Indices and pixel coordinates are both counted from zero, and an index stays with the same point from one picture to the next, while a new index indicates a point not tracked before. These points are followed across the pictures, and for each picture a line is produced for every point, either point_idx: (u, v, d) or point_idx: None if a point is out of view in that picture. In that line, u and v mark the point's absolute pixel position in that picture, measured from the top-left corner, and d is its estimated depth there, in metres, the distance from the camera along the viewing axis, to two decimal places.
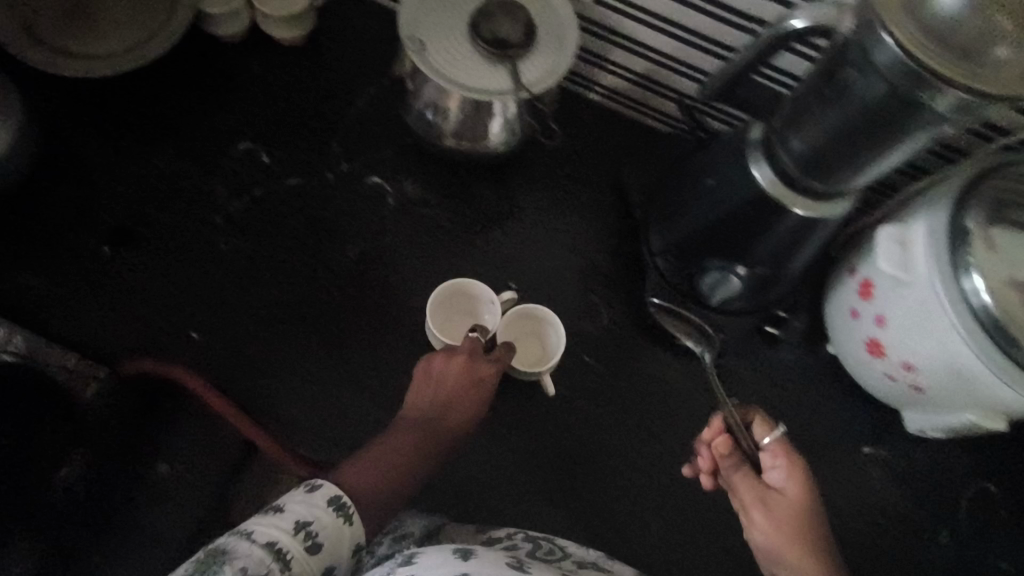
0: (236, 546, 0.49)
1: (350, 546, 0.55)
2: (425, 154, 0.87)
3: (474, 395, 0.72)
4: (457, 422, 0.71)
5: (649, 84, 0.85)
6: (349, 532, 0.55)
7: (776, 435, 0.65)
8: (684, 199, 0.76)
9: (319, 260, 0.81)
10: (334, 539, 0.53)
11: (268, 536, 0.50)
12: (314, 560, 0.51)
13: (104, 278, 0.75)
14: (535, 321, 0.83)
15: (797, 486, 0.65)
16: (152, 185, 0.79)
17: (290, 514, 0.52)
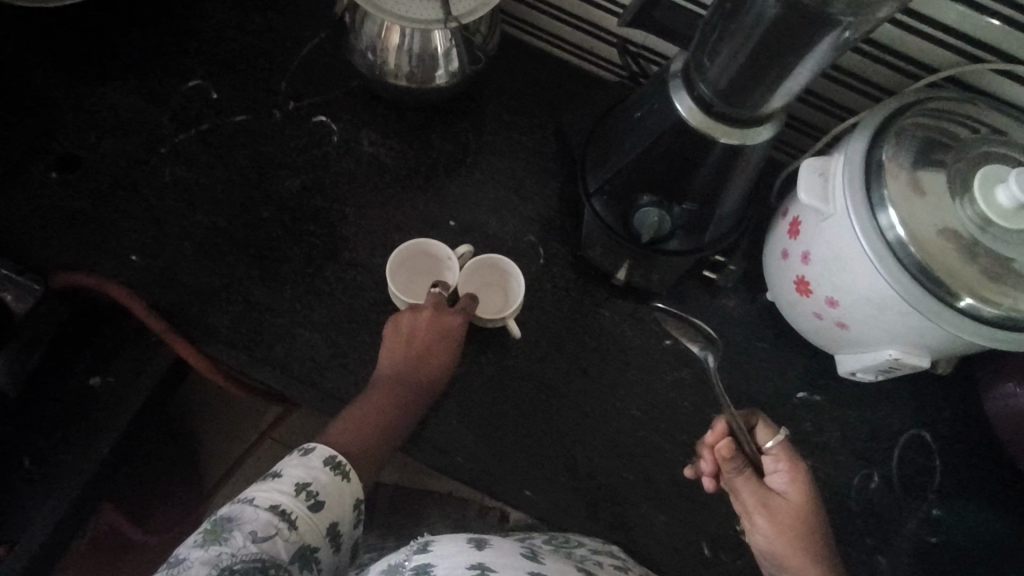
0: (241, 513, 0.59)
1: (351, 499, 0.65)
2: (373, 95, 0.89)
3: (444, 350, 0.75)
4: (431, 378, 0.75)
5: (589, 28, 0.88)
6: (348, 488, 0.65)
7: (779, 439, 0.68)
8: (621, 138, 0.77)
9: (261, 192, 0.83)
10: (336, 497, 0.63)
11: (271, 500, 0.60)
12: (318, 515, 0.61)
13: (48, 200, 0.79)
14: (494, 272, 0.84)
15: (800, 490, 0.66)
16: (104, 119, 0.83)
17: (289, 479, 0.62)
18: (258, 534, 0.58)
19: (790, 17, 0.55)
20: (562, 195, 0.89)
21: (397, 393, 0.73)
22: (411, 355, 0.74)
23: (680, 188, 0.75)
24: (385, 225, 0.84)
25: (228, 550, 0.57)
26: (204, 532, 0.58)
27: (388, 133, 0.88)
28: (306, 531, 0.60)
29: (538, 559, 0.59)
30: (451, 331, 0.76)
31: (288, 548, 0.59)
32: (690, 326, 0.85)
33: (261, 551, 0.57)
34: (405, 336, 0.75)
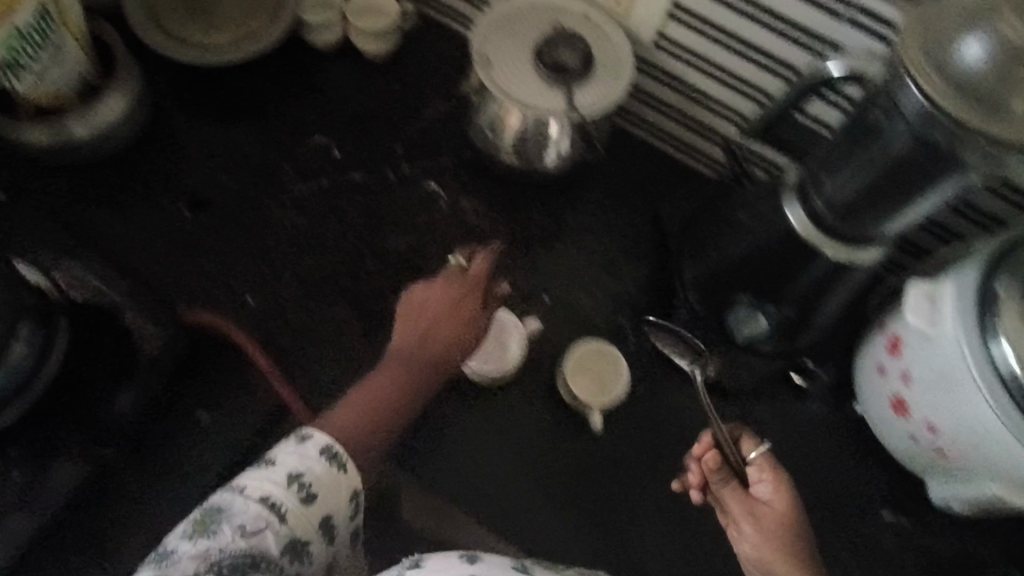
0: (231, 503, 0.59)
1: (348, 493, 0.63)
2: (480, 166, 0.93)
3: (466, 317, 0.76)
4: (448, 358, 0.76)
5: (694, 126, 0.91)
6: (346, 481, 0.63)
7: (762, 450, 0.70)
8: (724, 236, 0.79)
9: (369, 248, 0.88)
10: (330, 491, 0.61)
11: (262, 491, 0.59)
12: (310, 509, 0.60)
13: (183, 236, 0.86)
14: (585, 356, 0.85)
15: (783, 497, 0.69)
16: (237, 166, 0.90)
17: (282, 469, 0.61)
18: (247, 528, 0.57)
19: (919, 151, 0.57)
20: (652, 280, 0.91)
21: (411, 374, 0.74)
22: (431, 322, 0.75)
23: (776, 289, 0.75)
24: None
25: (217, 545, 0.56)
26: (195, 523, 0.58)
27: (492, 203, 0.92)
28: (297, 524, 0.59)
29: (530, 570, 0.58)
30: (468, 306, 0.77)
31: (277, 541, 0.58)
32: (686, 346, 0.84)
33: (251, 547, 0.57)
34: (421, 307, 0.76)
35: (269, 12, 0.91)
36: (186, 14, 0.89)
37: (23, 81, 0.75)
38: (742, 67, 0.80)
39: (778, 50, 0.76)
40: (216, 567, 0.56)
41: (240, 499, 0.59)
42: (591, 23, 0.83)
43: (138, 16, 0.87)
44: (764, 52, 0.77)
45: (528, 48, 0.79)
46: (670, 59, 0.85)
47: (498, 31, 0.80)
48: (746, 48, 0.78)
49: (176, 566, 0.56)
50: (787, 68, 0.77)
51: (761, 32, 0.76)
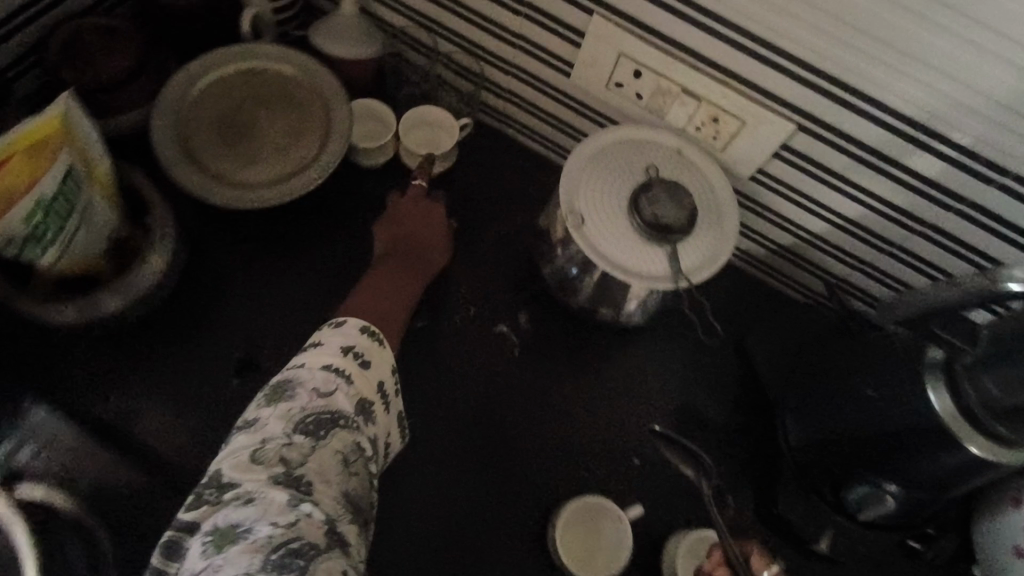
0: (299, 374, 0.59)
1: (391, 363, 0.65)
2: (552, 303, 0.85)
3: (435, 226, 0.80)
4: (429, 263, 0.78)
5: (792, 257, 0.84)
6: (382, 351, 0.64)
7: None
8: (843, 408, 0.71)
9: (440, 413, 0.79)
10: (378, 358, 0.63)
11: (323, 360, 0.60)
12: (369, 373, 0.62)
13: (228, 408, 0.75)
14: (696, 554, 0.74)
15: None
16: (289, 317, 0.80)
17: (333, 344, 0.62)
18: (321, 389, 0.58)
19: None
20: (744, 430, 0.83)
21: (398, 279, 0.75)
22: (405, 224, 0.79)
23: (914, 474, 0.66)
24: (560, 450, 0.80)
25: (299, 405, 0.56)
26: (266, 396, 0.58)
27: (567, 348, 0.84)
28: (362, 386, 0.60)
29: None
30: (434, 212, 0.80)
31: (349, 402, 0.59)
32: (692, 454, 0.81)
33: (329, 404, 0.57)
34: (394, 219, 0.80)
35: (316, 140, 0.80)
36: (223, 146, 0.79)
37: (45, 252, 0.64)
38: (901, 235, 0.72)
39: (960, 233, 0.68)
40: (303, 425, 0.55)
41: (304, 371, 0.59)
42: (687, 160, 0.73)
43: (165, 150, 0.76)
44: (938, 231, 0.70)
45: (621, 199, 0.70)
46: (773, 196, 0.77)
47: (590, 176, 0.71)
48: (916, 225, 0.70)
49: (266, 426, 0.55)
50: (958, 247, 0.70)
51: (893, 187, 0.68)
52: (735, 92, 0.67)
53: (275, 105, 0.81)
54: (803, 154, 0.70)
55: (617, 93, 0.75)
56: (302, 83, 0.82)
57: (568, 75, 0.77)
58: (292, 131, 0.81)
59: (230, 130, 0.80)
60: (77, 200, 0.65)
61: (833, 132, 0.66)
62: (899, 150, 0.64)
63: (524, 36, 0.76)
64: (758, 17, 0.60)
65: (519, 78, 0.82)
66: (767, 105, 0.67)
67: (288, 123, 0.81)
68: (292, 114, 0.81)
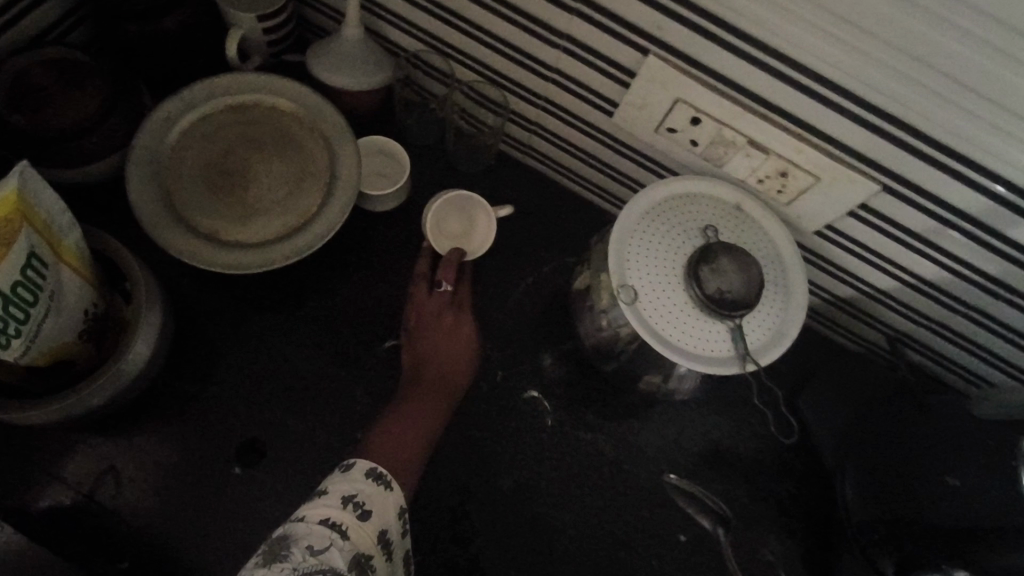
0: (295, 529, 0.51)
1: (396, 509, 0.58)
2: (588, 365, 0.77)
3: (463, 342, 0.73)
4: (453, 387, 0.71)
5: (849, 310, 0.78)
6: (392, 496, 0.58)
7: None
8: (921, 495, 0.64)
9: (474, 497, 0.71)
10: (381, 503, 0.56)
11: (321, 513, 0.53)
12: (369, 523, 0.54)
13: (231, 502, 0.67)
14: None
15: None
16: (298, 391, 0.71)
17: (334, 494, 0.55)
18: (315, 546, 0.50)
19: None
20: (800, 499, 0.77)
21: (422, 414, 0.68)
22: (436, 336, 0.72)
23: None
24: (603, 536, 0.72)
25: (289, 567, 0.48)
26: (259, 555, 0.50)
27: (606, 415, 0.76)
28: (360, 539, 0.52)
29: None
30: (463, 326, 0.74)
31: (344, 557, 0.50)
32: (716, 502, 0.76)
33: (322, 562, 0.49)
34: (421, 326, 0.72)
35: (321, 186, 0.70)
36: (215, 199, 0.69)
37: (10, 348, 0.54)
38: (977, 296, 0.66)
39: None
40: None
41: (300, 528, 0.52)
42: (747, 216, 0.66)
43: (145, 207, 0.65)
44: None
45: (678, 266, 0.63)
46: (839, 251, 0.70)
47: (639, 241, 0.63)
48: (997, 289, 0.64)
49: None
50: None
51: (990, 256, 0.61)
52: (811, 148, 0.59)
53: (272, 148, 0.71)
54: (884, 215, 0.63)
55: (666, 137, 0.67)
56: (302, 121, 0.72)
57: (611, 114, 0.69)
58: (294, 178, 0.71)
59: (222, 181, 0.69)
60: (43, 284, 0.55)
61: (923, 196, 0.59)
62: (1000, 220, 0.57)
63: (557, 68, 0.67)
64: (844, 66, 0.52)
65: (549, 111, 0.74)
66: (848, 163, 0.59)
67: (290, 169, 0.71)
68: (293, 158, 0.71)
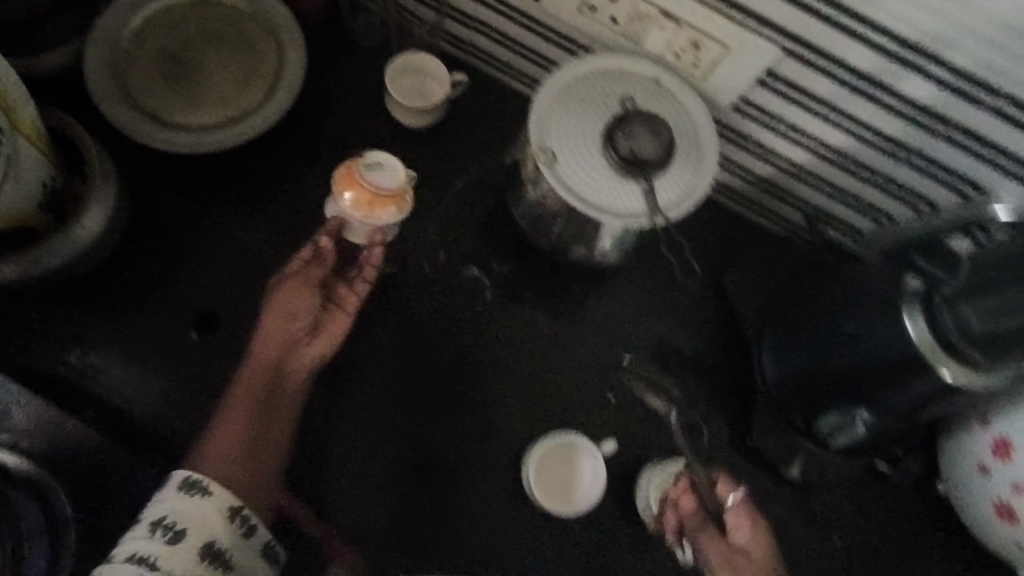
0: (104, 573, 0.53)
1: (223, 512, 0.58)
2: (526, 246, 0.82)
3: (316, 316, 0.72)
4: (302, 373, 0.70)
5: (772, 188, 0.83)
6: (212, 502, 0.58)
7: (739, 496, 0.69)
8: (824, 344, 0.70)
9: (415, 362, 0.77)
10: (199, 519, 0.57)
11: (127, 551, 0.54)
12: (182, 545, 0.55)
13: (190, 366, 0.72)
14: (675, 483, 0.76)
15: (760, 542, 0.68)
16: (248, 269, 0.76)
17: (143, 524, 0.56)
18: None
19: None
20: (727, 369, 0.82)
21: (262, 402, 0.68)
22: (304, 337, 0.71)
23: (893, 410, 0.68)
24: (539, 397, 0.78)
25: None
26: None
27: (541, 289, 0.81)
28: (172, 563, 0.54)
29: None
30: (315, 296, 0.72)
31: None
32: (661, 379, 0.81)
33: None
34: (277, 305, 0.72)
35: (267, 79, 0.75)
36: (167, 86, 0.73)
37: None
38: (880, 162, 0.72)
39: (945, 158, 0.68)
40: None
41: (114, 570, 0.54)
42: (665, 89, 0.70)
43: (104, 91, 0.71)
44: (923, 158, 0.69)
45: (596, 130, 0.67)
46: (756, 129, 0.75)
47: (558, 111, 0.68)
48: (896, 151, 0.70)
49: None
50: (944, 171, 0.69)
51: (891, 119, 0.66)
52: (720, 15, 0.63)
53: (225, 43, 0.76)
54: (791, 81, 0.67)
55: (590, 17, 0.71)
56: (255, 18, 0.76)
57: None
58: (241, 70, 0.75)
59: (175, 70, 0.74)
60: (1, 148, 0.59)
61: (823, 57, 0.63)
62: (892, 75, 0.62)
63: None
64: None
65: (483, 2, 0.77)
66: (752, 30, 0.64)
67: (238, 64, 0.75)
68: (242, 52, 0.76)
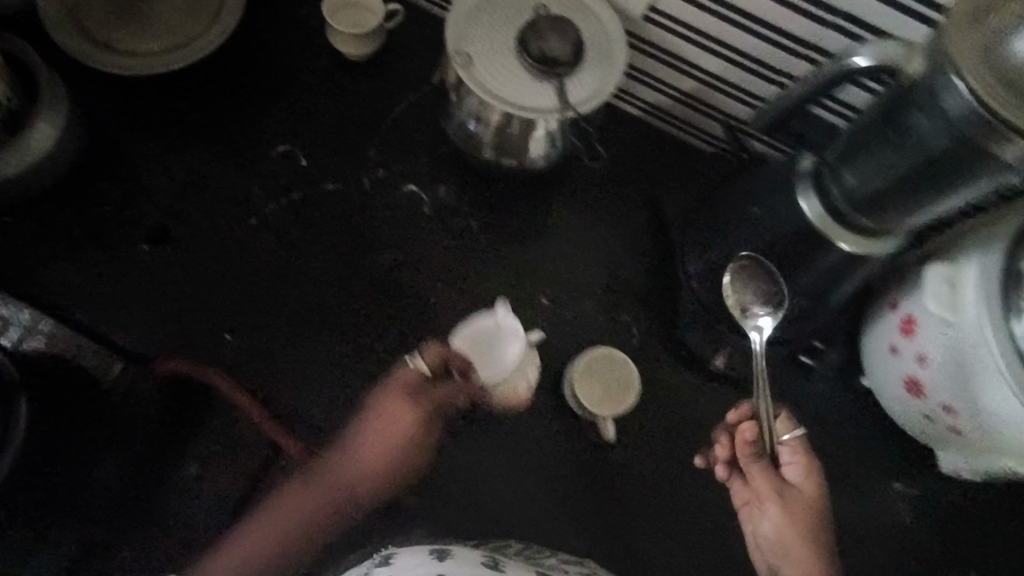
0: None
1: None
2: (463, 163, 0.86)
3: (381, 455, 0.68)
4: (360, 485, 0.68)
5: (693, 103, 0.83)
6: None
7: (796, 434, 0.71)
8: (732, 231, 0.75)
9: (354, 271, 0.80)
10: None
11: None
12: None
13: (142, 275, 0.76)
14: (605, 363, 0.79)
15: (811, 482, 0.70)
16: (194, 187, 0.80)
17: None
18: None
19: (954, 150, 0.52)
20: (657, 272, 0.85)
21: (291, 513, 0.66)
22: (377, 442, 0.68)
23: (803, 291, 0.73)
24: (475, 303, 0.82)
25: None
26: None
27: (478, 203, 0.85)
28: None
29: (502, 568, 0.55)
30: (374, 448, 0.68)
31: None
32: (771, 287, 0.73)
33: None
34: (364, 427, 0.69)
35: (210, 9, 0.80)
36: (116, 16, 0.78)
37: None
38: (776, 56, 0.73)
39: (832, 43, 0.68)
40: None
41: None
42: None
43: (57, 20, 0.76)
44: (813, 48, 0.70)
45: (510, 36, 0.72)
46: (666, 35, 0.77)
47: (473, 21, 0.72)
48: (785, 41, 0.71)
49: None
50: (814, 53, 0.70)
51: (780, 8, 0.68)
52: None
53: None
54: None
55: None
56: None
57: None
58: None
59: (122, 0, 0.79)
60: None
61: None
62: None
63: None
64: None
65: None
66: None
67: None
68: None
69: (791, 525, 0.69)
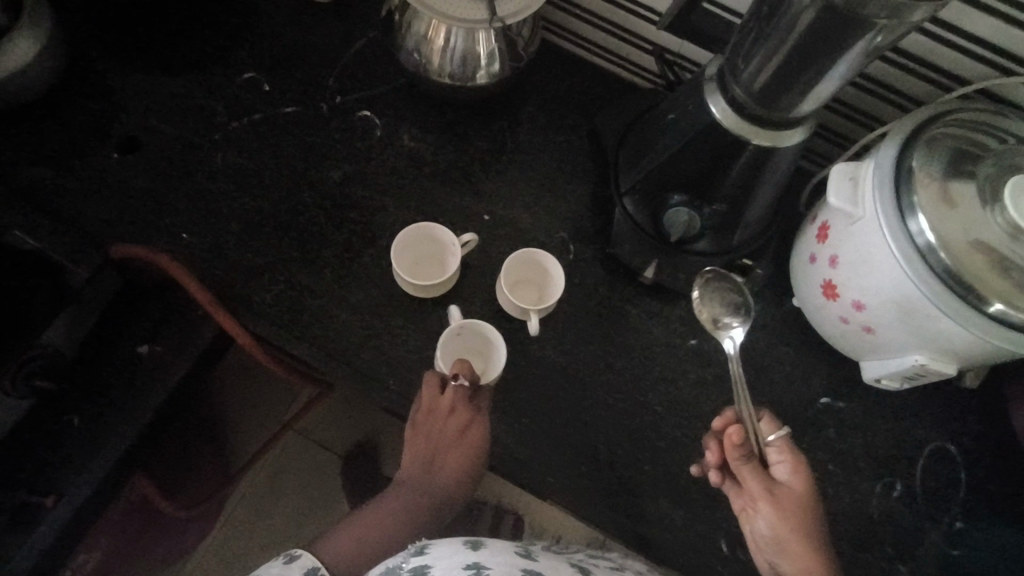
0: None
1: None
2: (416, 93, 0.92)
3: (467, 449, 0.77)
4: (450, 478, 0.78)
5: (624, 34, 0.91)
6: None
7: (781, 433, 0.69)
8: (655, 138, 0.78)
9: (306, 183, 0.86)
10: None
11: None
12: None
13: (109, 177, 0.83)
14: (525, 266, 0.85)
15: (802, 480, 0.68)
16: (162, 103, 0.87)
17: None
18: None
19: (824, 19, 0.56)
20: (593, 195, 0.91)
21: (400, 502, 0.77)
22: (449, 442, 0.77)
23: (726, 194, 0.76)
24: (420, 218, 0.87)
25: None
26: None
27: (429, 129, 0.91)
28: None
29: (532, 556, 0.61)
30: (451, 444, 0.77)
31: None
32: (735, 296, 0.83)
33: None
34: (426, 427, 0.78)
35: None
36: None
37: None
38: None
39: None
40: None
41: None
42: None
43: None
44: None
45: None
46: None
47: None
48: None
49: None
50: None
51: None
52: None
53: None
54: None
55: None
56: None
57: None
58: None
59: None
60: None
61: None
62: None
63: None
64: None
65: None
66: None
67: None
68: None
69: (784, 522, 0.66)
